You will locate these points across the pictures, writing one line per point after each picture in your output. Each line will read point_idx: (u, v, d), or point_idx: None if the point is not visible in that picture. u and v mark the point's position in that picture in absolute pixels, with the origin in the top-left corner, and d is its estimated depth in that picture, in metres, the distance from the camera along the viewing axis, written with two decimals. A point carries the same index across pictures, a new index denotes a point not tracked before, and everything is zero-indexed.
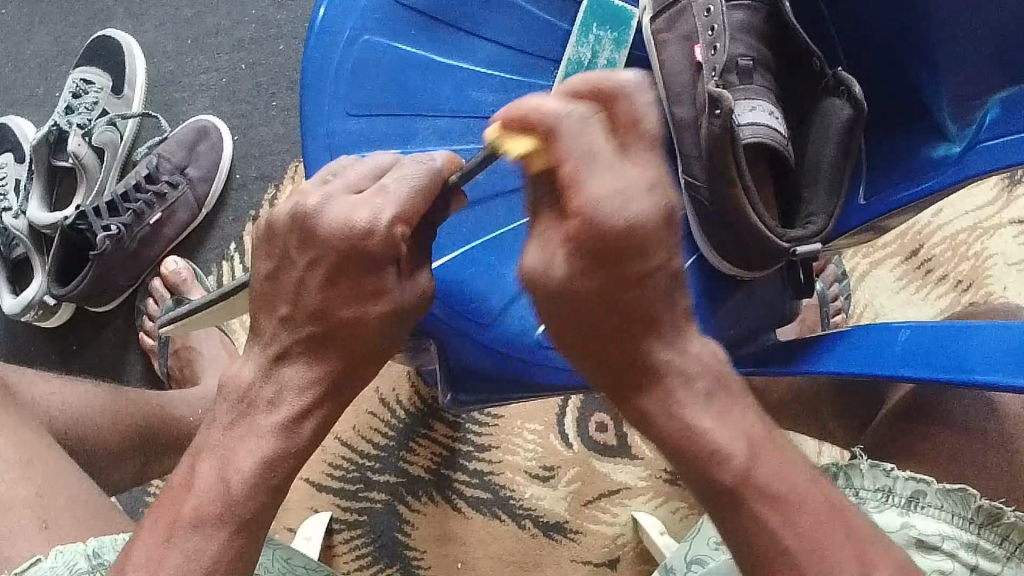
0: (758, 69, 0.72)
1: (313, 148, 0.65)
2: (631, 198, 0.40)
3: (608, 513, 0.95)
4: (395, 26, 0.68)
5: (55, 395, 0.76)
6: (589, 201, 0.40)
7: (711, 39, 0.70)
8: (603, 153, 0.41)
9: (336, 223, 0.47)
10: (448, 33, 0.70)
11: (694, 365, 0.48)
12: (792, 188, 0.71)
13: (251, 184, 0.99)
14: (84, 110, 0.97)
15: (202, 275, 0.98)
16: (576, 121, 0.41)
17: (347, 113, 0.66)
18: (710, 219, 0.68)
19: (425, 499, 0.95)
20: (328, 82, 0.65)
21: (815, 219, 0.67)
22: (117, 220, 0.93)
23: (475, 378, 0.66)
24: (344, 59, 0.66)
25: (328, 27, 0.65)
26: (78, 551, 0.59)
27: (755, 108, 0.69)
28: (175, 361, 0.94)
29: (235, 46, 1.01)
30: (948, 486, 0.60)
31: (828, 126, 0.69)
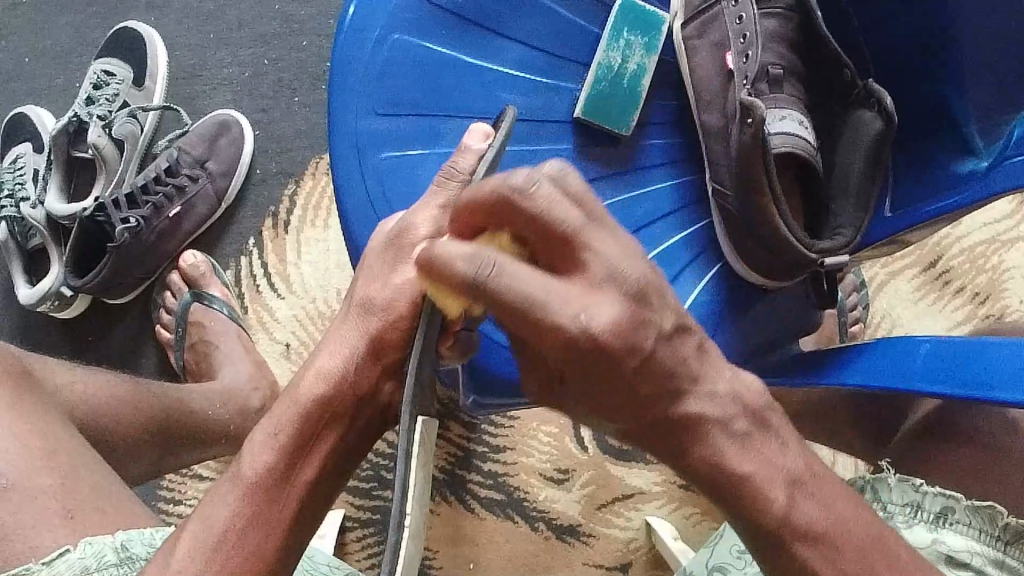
0: (789, 78, 0.72)
1: (340, 144, 0.69)
2: (594, 306, 0.38)
3: (621, 517, 0.95)
4: (423, 23, 0.71)
5: (79, 384, 0.76)
6: (572, 334, 0.38)
7: (742, 46, 0.71)
8: (542, 291, 0.37)
9: (420, 233, 0.51)
10: (476, 33, 0.71)
11: (726, 408, 0.44)
12: (817, 197, 0.68)
13: (271, 179, 0.99)
14: (105, 102, 0.96)
15: (220, 269, 0.98)
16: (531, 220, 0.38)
17: (376, 112, 0.70)
18: (740, 224, 0.67)
19: (438, 500, 0.95)
20: (354, 81, 0.69)
21: (844, 231, 0.64)
22: (136, 212, 0.93)
23: (500, 385, 0.67)
24: (375, 59, 0.70)
25: (356, 26, 0.70)
26: (106, 544, 0.60)
27: (787, 118, 0.69)
28: (191, 355, 0.95)
29: (257, 41, 1.01)
30: (977, 503, 0.60)
31: (859, 137, 0.66)
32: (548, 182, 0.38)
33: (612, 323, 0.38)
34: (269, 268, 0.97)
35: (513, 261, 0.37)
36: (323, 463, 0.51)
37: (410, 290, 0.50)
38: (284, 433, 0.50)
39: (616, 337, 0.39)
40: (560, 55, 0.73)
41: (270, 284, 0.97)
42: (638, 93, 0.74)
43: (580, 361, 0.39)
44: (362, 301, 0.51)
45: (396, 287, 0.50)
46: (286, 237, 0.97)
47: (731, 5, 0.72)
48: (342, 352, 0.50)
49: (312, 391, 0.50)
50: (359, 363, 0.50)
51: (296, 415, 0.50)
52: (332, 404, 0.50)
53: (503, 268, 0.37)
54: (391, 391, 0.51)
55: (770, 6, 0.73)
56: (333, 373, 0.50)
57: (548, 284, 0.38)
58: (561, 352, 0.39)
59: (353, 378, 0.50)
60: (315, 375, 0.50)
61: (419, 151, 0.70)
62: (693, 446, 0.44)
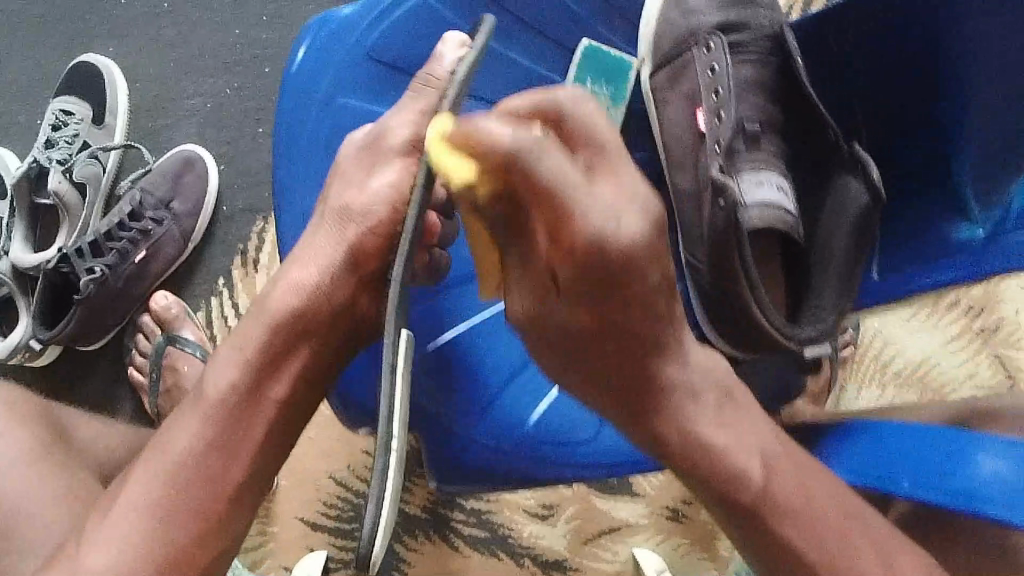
0: (766, 133, 0.69)
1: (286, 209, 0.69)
2: (624, 219, 0.36)
3: (609, 550, 0.94)
4: (358, 78, 0.72)
5: (101, 438, 0.73)
6: (580, 242, 0.36)
7: (715, 103, 0.68)
8: (572, 181, 0.34)
9: (398, 137, 0.52)
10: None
11: (699, 381, 0.47)
12: (797, 268, 0.65)
13: (238, 217, 0.96)
14: (64, 144, 0.93)
15: (191, 311, 0.95)
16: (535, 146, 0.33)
17: (315, 181, 0.70)
18: (715, 302, 0.64)
19: (422, 538, 0.94)
20: (302, 140, 0.70)
21: (823, 316, 0.61)
22: (101, 261, 0.91)
23: (465, 473, 0.68)
24: (318, 121, 0.71)
25: (308, 82, 0.71)
26: None
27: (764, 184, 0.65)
28: (166, 401, 0.91)
29: (220, 69, 0.97)
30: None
31: (844, 210, 0.62)
32: (586, 108, 0.36)
33: (627, 243, 0.36)
34: (240, 307, 0.95)
35: (551, 148, 0.34)
36: (295, 378, 0.53)
37: (387, 196, 0.51)
38: (252, 344, 0.52)
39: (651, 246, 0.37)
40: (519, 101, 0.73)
41: None
42: None
43: (580, 275, 0.37)
44: (338, 210, 0.52)
45: (372, 193, 0.52)
46: (257, 275, 0.94)
47: (703, 54, 0.70)
48: (317, 267, 0.52)
49: (286, 301, 0.52)
50: (334, 277, 0.52)
51: (262, 328, 0.52)
52: (308, 319, 0.52)
53: (547, 148, 0.34)
54: (368, 302, 0.52)
55: (744, 53, 0.71)
56: (307, 284, 0.52)
57: (577, 181, 0.34)
58: (569, 263, 0.37)
59: (331, 290, 0.52)
60: (291, 288, 0.52)
61: None
62: (660, 419, 0.47)
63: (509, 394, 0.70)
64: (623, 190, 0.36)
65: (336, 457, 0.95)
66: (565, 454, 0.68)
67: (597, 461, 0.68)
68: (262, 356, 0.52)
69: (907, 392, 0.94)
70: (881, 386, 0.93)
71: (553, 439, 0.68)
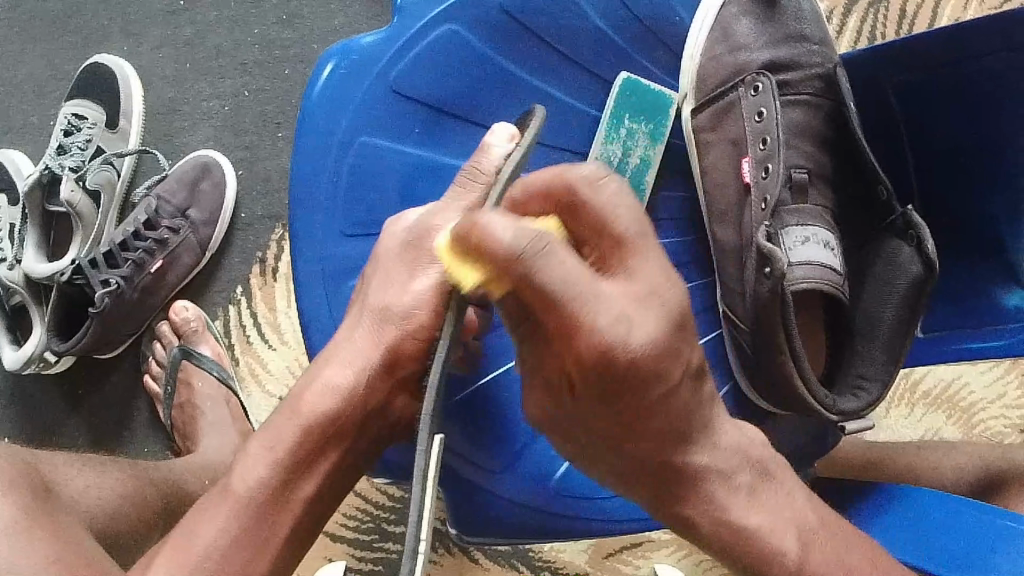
0: (813, 181, 0.67)
1: (307, 265, 0.66)
2: (634, 320, 0.37)
3: (631, 565, 0.94)
4: (389, 119, 0.68)
5: (90, 489, 0.70)
6: (595, 345, 0.37)
7: (762, 150, 0.66)
8: (581, 284, 0.36)
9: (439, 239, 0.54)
10: (450, 125, 0.69)
11: (732, 464, 0.48)
12: (841, 330, 0.63)
13: (257, 224, 0.94)
14: (77, 151, 0.91)
15: (209, 320, 0.94)
16: (534, 244, 0.35)
17: (344, 232, 0.67)
18: (751, 364, 0.63)
19: (442, 551, 0.94)
20: (322, 188, 0.66)
21: (866, 387, 0.59)
22: (117, 272, 0.89)
23: (495, 529, 0.67)
24: (341, 165, 0.66)
25: (326, 121, 0.66)
26: None
27: (810, 240, 0.64)
28: (179, 415, 0.90)
29: (238, 70, 0.95)
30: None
31: (896, 281, 0.60)
32: (607, 188, 0.39)
33: (642, 347, 0.38)
34: (258, 317, 0.93)
35: (555, 254, 0.35)
36: (322, 479, 0.55)
37: (428, 298, 0.54)
38: (284, 446, 0.53)
39: (652, 356, 0.38)
40: (554, 145, 0.71)
41: (261, 335, 0.92)
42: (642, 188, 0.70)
43: (605, 378, 0.38)
44: (377, 309, 0.55)
45: (413, 296, 0.54)
46: (275, 285, 0.93)
47: (750, 97, 0.68)
48: (354, 368, 0.54)
49: (320, 403, 0.53)
50: (371, 378, 0.54)
51: (296, 428, 0.53)
52: (341, 422, 0.54)
53: (553, 251, 0.36)
54: (401, 406, 0.55)
55: (795, 96, 0.68)
56: (342, 386, 0.54)
57: (584, 286, 0.36)
58: (582, 367, 0.38)
59: (366, 391, 0.54)
60: (324, 389, 0.54)
61: None
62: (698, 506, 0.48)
63: (542, 443, 0.68)
64: (634, 293, 0.38)
65: None
66: (595, 510, 0.67)
67: (630, 518, 0.67)
68: (294, 457, 0.53)
69: (936, 412, 0.93)
70: (911, 406, 0.93)
71: (585, 494, 0.67)
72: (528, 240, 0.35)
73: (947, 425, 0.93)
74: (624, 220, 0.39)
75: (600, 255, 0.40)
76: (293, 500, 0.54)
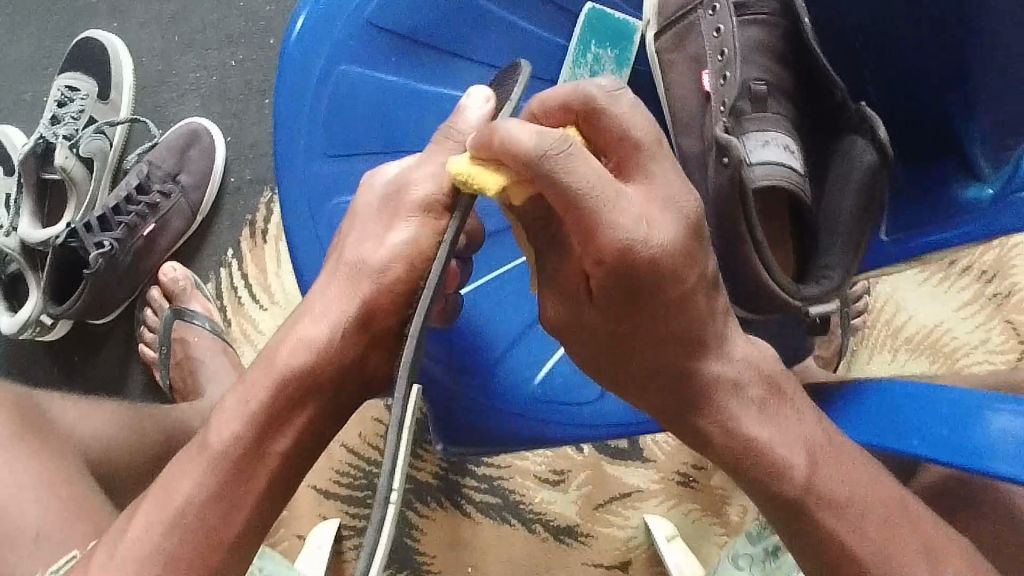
0: (773, 94, 0.68)
1: (287, 184, 0.68)
2: (652, 220, 0.42)
3: (621, 516, 0.94)
4: (366, 48, 0.69)
5: (89, 413, 0.73)
6: (618, 243, 0.41)
7: (721, 62, 0.67)
8: (606, 194, 0.40)
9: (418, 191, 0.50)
10: (427, 58, 0.71)
11: (738, 368, 0.50)
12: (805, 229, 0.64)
13: (246, 188, 0.96)
14: (70, 120, 0.93)
15: (200, 283, 0.96)
16: (563, 148, 0.39)
17: (325, 154, 0.69)
18: (716, 262, 0.63)
19: (433, 505, 0.95)
20: (303, 115, 0.68)
21: (831, 274, 0.59)
22: (110, 235, 0.91)
23: (474, 438, 0.67)
24: (320, 93, 0.68)
25: (301, 54, 0.68)
26: None
27: (770, 142, 0.65)
28: (176, 373, 0.92)
29: (223, 42, 0.97)
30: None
31: (851, 174, 0.62)
32: (619, 106, 0.43)
33: (653, 249, 0.42)
34: (249, 279, 0.95)
35: (578, 164, 0.43)
36: (296, 433, 0.52)
37: (404, 253, 0.50)
38: (258, 399, 0.51)
39: (670, 255, 0.43)
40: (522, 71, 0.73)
41: (251, 295, 0.94)
42: None
43: (616, 276, 0.43)
44: (351, 267, 0.51)
45: (389, 250, 0.50)
46: (264, 247, 0.95)
47: (708, 15, 0.69)
48: (326, 324, 0.50)
49: (293, 358, 0.50)
50: (343, 332, 0.50)
51: (269, 381, 0.51)
52: (311, 379, 0.50)
53: (578, 153, 0.39)
54: (376, 360, 0.51)
55: (753, 14, 0.69)
56: (314, 339, 0.50)
57: (607, 190, 0.40)
58: (605, 268, 0.43)
59: (337, 346, 0.50)
60: (295, 344, 0.51)
61: None
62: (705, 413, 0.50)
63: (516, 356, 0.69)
64: (652, 196, 0.43)
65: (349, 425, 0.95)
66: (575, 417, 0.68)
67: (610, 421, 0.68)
68: (267, 412, 0.51)
69: (920, 357, 0.94)
70: (892, 351, 0.95)
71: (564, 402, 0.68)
72: (555, 141, 0.39)
73: (931, 370, 0.94)
74: (635, 130, 0.43)
75: (614, 160, 0.44)
76: (267, 455, 0.52)
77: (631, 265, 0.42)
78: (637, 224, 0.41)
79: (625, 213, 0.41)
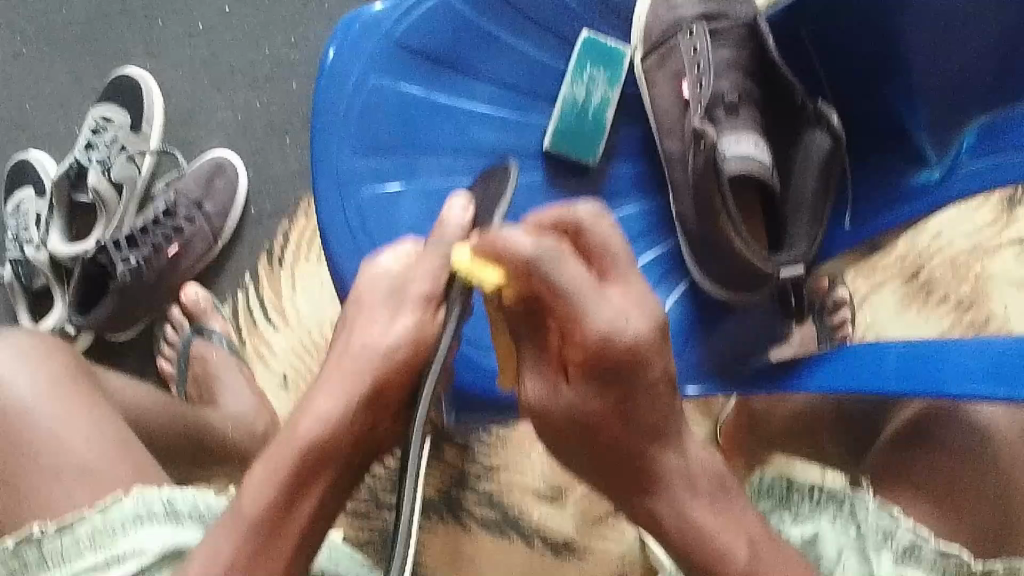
0: (744, 103, 0.74)
1: (322, 183, 0.71)
2: (631, 316, 0.45)
3: (615, 530, 0.97)
4: (390, 64, 0.73)
5: (125, 387, 0.80)
6: (595, 335, 0.44)
7: (698, 75, 0.74)
8: (587, 292, 0.44)
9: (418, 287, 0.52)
10: (451, 78, 0.74)
11: (685, 469, 0.51)
12: (776, 214, 0.73)
13: (266, 218, 1.02)
14: (104, 147, 1.00)
15: (218, 304, 1.01)
16: (551, 255, 0.44)
17: (355, 153, 0.72)
18: (699, 246, 0.72)
19: (436, 520, 0.98)
20: (336, 123, 0.72)
21: (798, 246, 0.69)
22: (136, 253, 0.98)
23: (485, 408, 0.72)
24: (354, 99, 0.72)
25: (335, 72, 0.72)
26: (155, 496, 0.65)
27: (742, 143, 0.70)
28: (195, 387, 0.97)
29: (249, 85, 1.04)
30: (946, 546, 0.62)
31: (811, 158, 0.71)
32: (604, 223, 0.45)
33: (634, 339, 0.45)
34: (264, 301, 1.00)
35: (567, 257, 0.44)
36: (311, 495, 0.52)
37: (411, 336, 0.51)
38: (283, 465, 0.51)
39: (645, 347, 0.45)
40: (532, 92, 0.76)
41: (266, 317, 1.00)
42: (603, 122, 0.77)
43: (595, 372, 0.46)
44: (358, 347, 0.52)
45: (395, 333, 0.51)
46: (281, 272, 1.00)
47: (687, 38, 0.76)
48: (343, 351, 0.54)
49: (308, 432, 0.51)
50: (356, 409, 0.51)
51: (290, 453, 0.51)
52: (327, 448, 0.51)
53: (565, 261, 0.44)
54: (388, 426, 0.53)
55: (723, 37, 0.75)
56: (328, 415, 0.51)
57: (587, 292, 0.44)
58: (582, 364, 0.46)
59: (351, 418, 0.51)
60: (313, 417, 0.51)
61: (400, 188, 0.73)
62: (651, 496, 0.51)
63: None
64: (629, 295, 0.45)
65: None
66: None
67: None
68: None
69: None
70: None
71: None
72: (544, 252, 0.44)
73: None
74: (615, 244, 0.45)
75: (599, 266, 0.46)
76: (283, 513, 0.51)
77: (608, 357, 0.45)
78: (616, 313, 0.45)
79: (604, 302, 0.45)
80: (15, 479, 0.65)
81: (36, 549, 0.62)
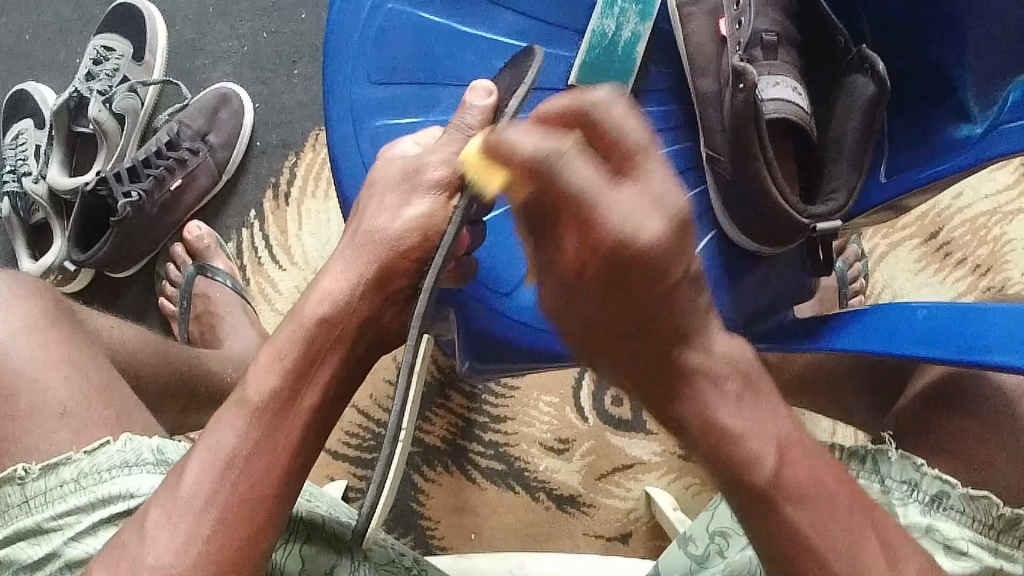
0: (783, 44, 0.72)
1: (336, 110, 0.69)
2: (640, 219, 0.43)
3: (622, 487, 0.95)
4: None
5: (114, 329, 0.76)
6: (605, 232, 0.43)
7: (736, 12, 0.71)
8: (596, 183, 0.42)
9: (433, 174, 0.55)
10: (476, 5, 0.71)
11: (720, 366, 0.47)
12: (814, 162, 0.70)
13: (271, 152, 0.99)
14: (105, 77, 0.97)
15: (222, 242, 0.98)
16: (551, 156, 0.42)
17: (371, 80, 0.69)
18: (731, 191, 0.69)
19: (440, 470, 0.95)
20: (351, 49, 0.69)
21: (837, 196, 0.66)
22: (138, 186, 0.94)
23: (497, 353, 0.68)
24: (368, 26, 0.69)
25: None
26: (144, 443, 0.62)
27: (780, 83, 0.69)
28: (196, 326, 0.94)
29: (256, 14, 1.00)
30: (971, 491, 0.59)
31: (853, 102, 0.68)
32: (618, 108, 0.43)
33: (649, 245, 0.43)
34: (270, 239, 0.97)
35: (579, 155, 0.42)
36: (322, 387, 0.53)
37: (418, 225, 0.54)
38: (285, 354, 0.52)
39: (656, 252, 0.43)
40: (559, 24, 0.72)
41: (272, 255, 0.97)
42: (632, 60, 0.73)
43: (607, 266, 0.44)
44: (363, 233, 0.55)
45: (404, 222, 0.54)
46: (287, 209, 0.97)
47: None
48: (346, 280, 0.54)
49: (317, 310, 0.53)
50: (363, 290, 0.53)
51: (297, 337, 0.52)
52: (338, 327, 0.53)
53: (568, 159, 0.42)
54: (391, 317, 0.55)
55: None
56: (334, 293, 0.53)
57: (595, 191, 0.43)
58: (593, 259, 0.44)
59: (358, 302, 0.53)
60: (321, 296, 0.53)
61: (416, 118, 0.70)
62: (683, 400, 0.47)
63: None
64: (644, 194, 0.43)
65: (360, 387, 0.97)
66: None
67: None
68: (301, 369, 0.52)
69: None
70: None
71: None
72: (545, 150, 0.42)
73: None
74: (629, 135, 0.43)
75: (613, 164, 0.43)
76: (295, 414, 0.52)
77: (620, 253, 0.43)
78: (628, 212, 0.43)
79: (615, 202, 0.43)
80: (13, 415, 0.62)
81: (20, 489, 0.60)
